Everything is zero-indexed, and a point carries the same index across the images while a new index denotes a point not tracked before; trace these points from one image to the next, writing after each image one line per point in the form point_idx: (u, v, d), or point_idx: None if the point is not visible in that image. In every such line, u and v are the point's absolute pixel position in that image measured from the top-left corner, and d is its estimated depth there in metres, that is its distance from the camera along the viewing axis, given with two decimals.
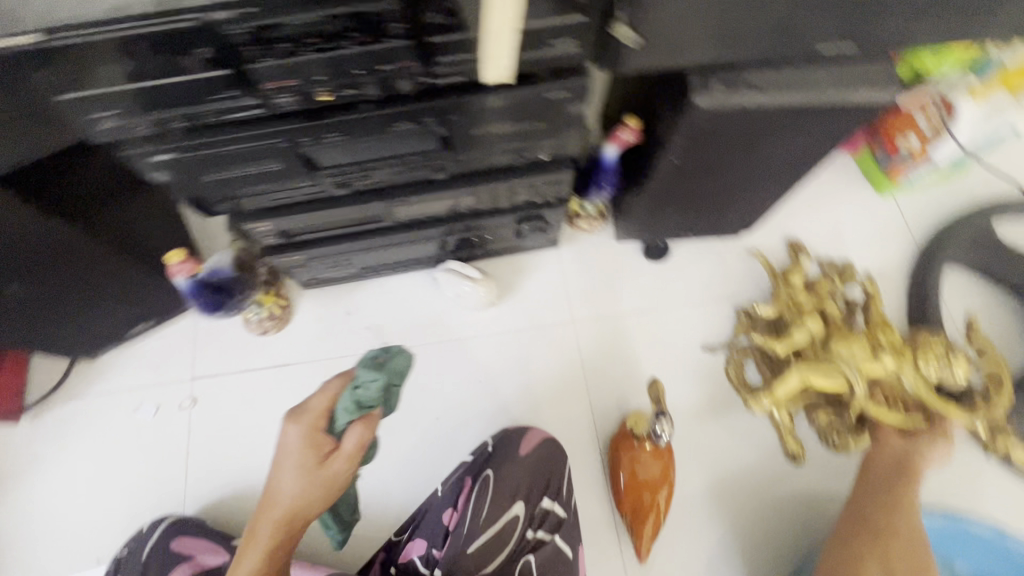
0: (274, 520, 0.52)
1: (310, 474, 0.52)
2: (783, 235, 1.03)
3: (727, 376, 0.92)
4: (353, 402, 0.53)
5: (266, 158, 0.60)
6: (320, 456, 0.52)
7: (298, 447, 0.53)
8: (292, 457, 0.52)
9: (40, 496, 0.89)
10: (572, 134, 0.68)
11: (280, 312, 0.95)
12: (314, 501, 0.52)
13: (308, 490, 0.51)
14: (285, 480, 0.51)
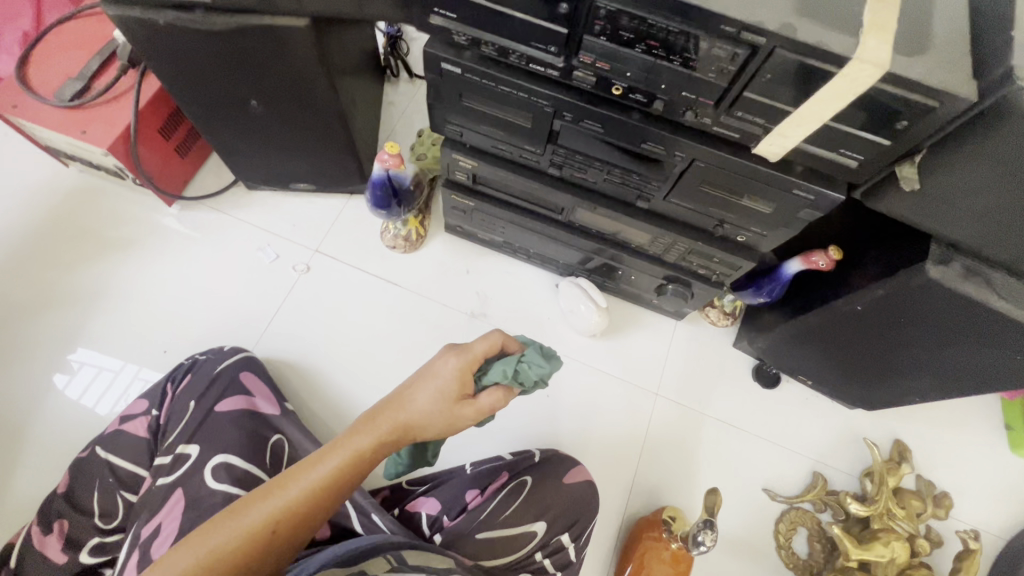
0: (399, 421, 0.55)
1: (449, 406, 0.56)
2: (897, 432, 0.97)
3: (777, 532, 0.88)
4: (512, 371, 0.60)
5: (522, 115, 0.64)
6: (460, 394, 0.57)
7: (450, 376, 0.57)
8: (439, 383, 0.57)
9: (152, 274, 0.97)
10: (782, 234, 0.68)
11: (415, 238, 1.00)
12: (438, 426, 0.56)
13: (441, 412, 0.56)
14: (424, 393, 0.56)
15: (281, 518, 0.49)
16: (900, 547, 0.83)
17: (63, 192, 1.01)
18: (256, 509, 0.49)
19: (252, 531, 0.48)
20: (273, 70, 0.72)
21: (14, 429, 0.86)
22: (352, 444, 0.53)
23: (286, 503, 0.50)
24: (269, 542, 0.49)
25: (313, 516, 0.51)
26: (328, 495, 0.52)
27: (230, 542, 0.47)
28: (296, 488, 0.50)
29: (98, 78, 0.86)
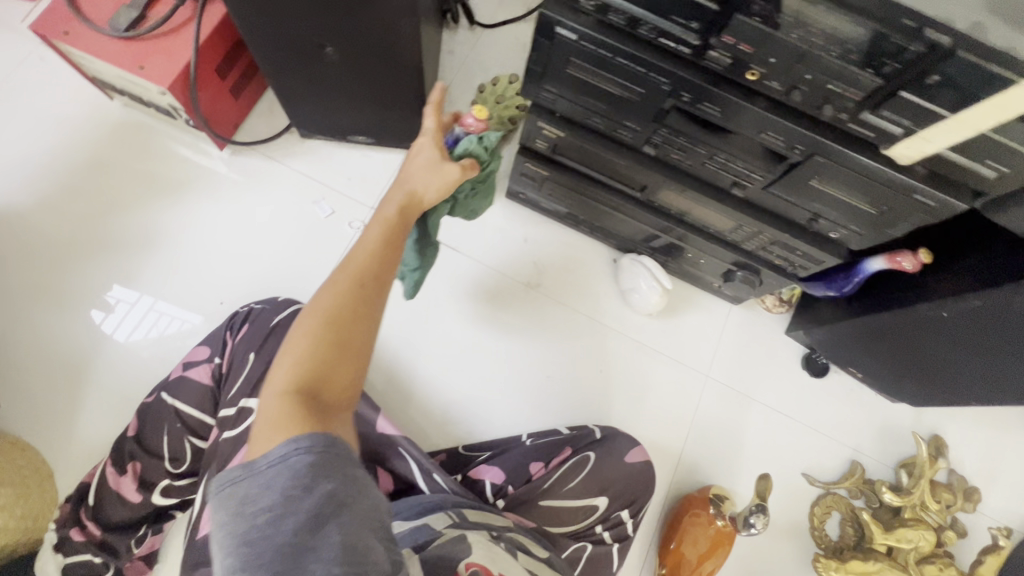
0: (408, 203, 0.61)
1: (434, 158, 0.63)
2: (936, 428, 0.99)
3: (812, 515, 0.92)
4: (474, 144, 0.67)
5: (632, 90, 0.61)
6: (443, 156, 0.63)
7: (428, 146, 0.64)
8: (424, 153, 0.64)
9: (205, 220, 0.94)
10: (884, 235, 0.66)
11: None
12: (441, 187, 0.62)
13: (435, 169, 0.62)
14: (416, 165, 0.63)
15: (353, 286, 0.53)
16: (927, 536, 0.87)
17: (111, 127, 0.96)
18: (324, 299, 0.52)
19: (330, 297, 0.52)
20: (360, 15, 0.66)
21: (73, 371, 0.86)
22: (382, 216, 0.59)
23: (346, 286, 0.53)
24: (350, 321, 0.51)
25: (376, 295, 0.54)
26: (380, 274, 0.55)
27: (317, 330, 0.50)
28: (355, 256, 0.55)
29: (154, 6, 0.80)
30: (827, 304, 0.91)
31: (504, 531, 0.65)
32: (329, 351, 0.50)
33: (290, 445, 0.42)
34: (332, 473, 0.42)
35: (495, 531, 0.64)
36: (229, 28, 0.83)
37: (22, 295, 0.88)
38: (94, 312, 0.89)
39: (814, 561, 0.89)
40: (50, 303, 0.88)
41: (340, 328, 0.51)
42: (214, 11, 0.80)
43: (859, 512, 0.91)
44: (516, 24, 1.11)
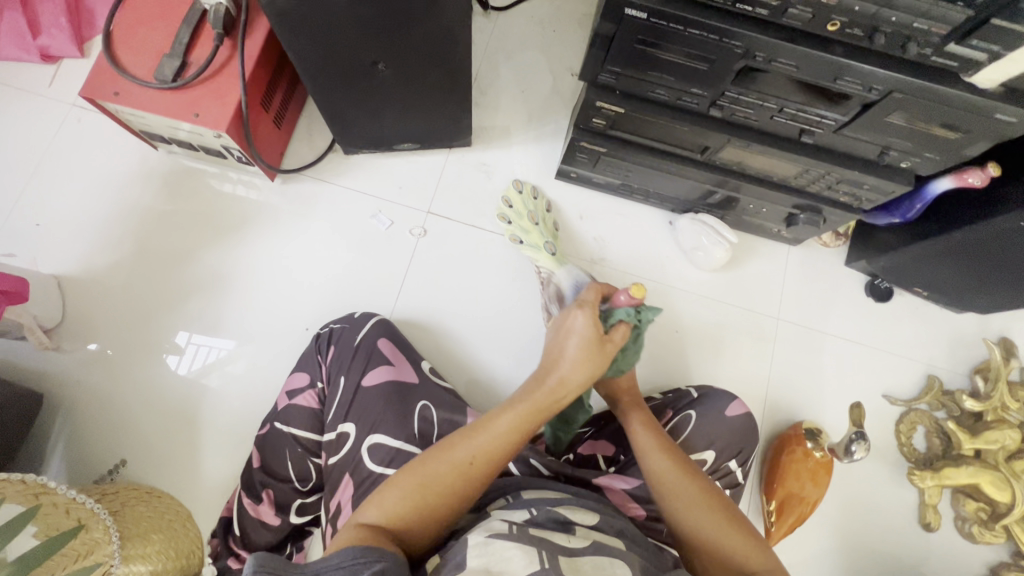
0: (554, 390, 0.62)
1: (586, 342, 0.62)
2: (1004, 331, 1.02)
3: (898, 433, 0.97)
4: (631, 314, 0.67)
5: (702, 56, 0.62)
6: (599, 334, 0.63)
7: (585, 323, 0.63)
8: (585, 339, 0.62)
9: (271, 253, 0.97)
10: (960, 157, 0.67)
11: None
12: (588, 372, 0.62)
13: (590, 359, 0.62)
14: (571, 347, 0.63)
15: (468, 462, 0.57)
16: (1011, 434, 0.91)
17: (163, 178, 0.98)
18: (446, 458, 0.57)
19: (445, 466, 0.56)
20: (413, 28, 0.67)
21: (186, 415, 0.90)
22: (528, 400, 0.61)
23: (468, 458, 0.57)
24: (451, 492, 0.56)
25: (486, 475, 0.57)
26: (502, 450, 0.58)
27: (422, 484, 0.55)
28: (483, 436, 0.58)
29: (191, 51, 0.80)
30: (887, 231, 0.93)
31: (574, 503, 0.66)
32: (421, 505, 0.54)
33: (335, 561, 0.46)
34: (371, 567, 0.45)
35: (534, 506, 0.63)
36: (265, 58, 0.83)
37: (118, 354, 0.91)
38: (168, 359, 0.92)
39: (908, 475, 0.95)
40: (145, 358, 0.92)
41: (441, 498, 0.55)
42: (250, 45, 0.81)
43: (943, 422, 0.95)
44: (530, 1, 1.09)
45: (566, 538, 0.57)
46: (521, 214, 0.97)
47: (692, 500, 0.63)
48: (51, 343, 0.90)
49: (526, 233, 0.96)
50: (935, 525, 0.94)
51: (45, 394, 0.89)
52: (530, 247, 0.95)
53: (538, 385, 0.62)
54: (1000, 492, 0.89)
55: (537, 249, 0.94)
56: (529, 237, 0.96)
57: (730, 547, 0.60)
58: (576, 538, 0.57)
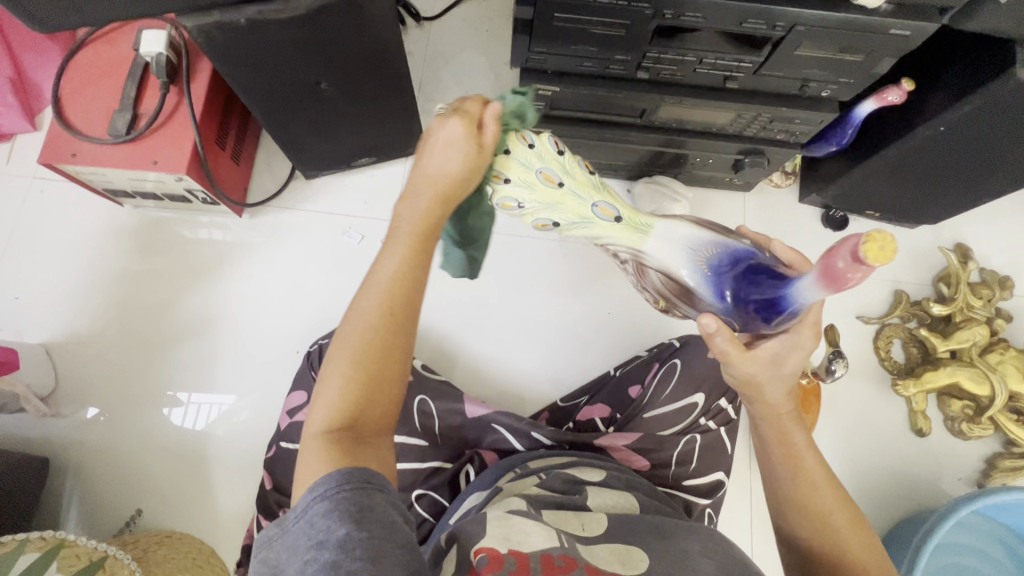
0: (442, 183, 0.49)
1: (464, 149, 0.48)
2: (958, 236, 1.07)
3: (876, 349, 1.02)
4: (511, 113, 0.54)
5: (617, 22, 0.66)
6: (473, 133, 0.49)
7: (451, 127, 0.48)
8: (452, 133, 0.48)
9: (251, 285, 0.99)
10: (872, 75, 0.72)
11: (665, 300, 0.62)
12: (471, 166, 0.49)
13: (469, 155, 0.49)
14: (443, 154, 0.48)
15: (386, 308, 0.47)
16: (981, 330, 0.95)
17: (133, 233, 1.00)
18: (352, 319, 0.47)
19: (368, 326, 0.46)
20: (346, 44, 0.71)
21: (193, 457, 0.91)
22: (406, 217, 0.49)
23: (378, 308, 0.47)
24: (375, 357, 0.46)
25: (412, 319, 0.48)
26: (408, 294, 0.48)
27: (345, 359, 0.46)
28: (382, 275, 0.48)
29: (140, 103, 0.84)
30: (829, 161, 0.98)
31: (573, 467, 0.67)
32: (365, 377, 0.46)
33: (309, 492, 0.42)
34: (353, 502, 0.41)
35: (543, 471, 0.66)
36: (212, 99, 0.86)
37: (118, 409, 0.93)
38: (167, 408, 0.93)
39: (893, 386, 0.98)
40: (144, 409, 0.93)
41: (383, 354, 0.46)
42: (195, 88, 0.84)
43: (916, 331, 1.00)
44: (459, 6, 1.12)
45: (578, 524, 0.55)
46: (530, 180, 0.54)
47: (825, 511, 0.53)
48: (49, 410, 0.91)
49: (554, 208, 0.56)
50: (927, 429, 0.98)
51: (52, 460, 0.90)
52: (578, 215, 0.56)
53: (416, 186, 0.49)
54: (980, 385, 0.93)
55: (589, 219, 0.57)
56: (561, 210, 0.56)
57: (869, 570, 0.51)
58: (590, 519, 0.56)
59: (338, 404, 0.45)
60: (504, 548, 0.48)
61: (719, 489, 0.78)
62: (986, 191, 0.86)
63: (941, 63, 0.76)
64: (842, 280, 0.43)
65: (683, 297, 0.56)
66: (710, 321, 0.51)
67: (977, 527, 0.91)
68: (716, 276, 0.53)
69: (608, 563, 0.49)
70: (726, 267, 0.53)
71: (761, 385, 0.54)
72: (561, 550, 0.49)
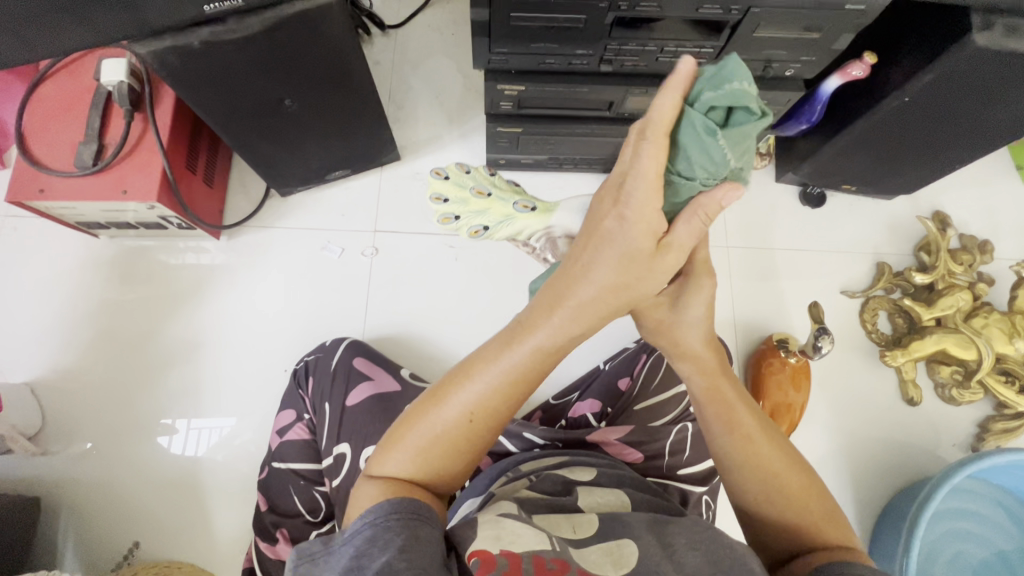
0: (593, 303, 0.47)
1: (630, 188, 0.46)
2: (935, 204, 1.08)
3: (863, 322, 1.02)
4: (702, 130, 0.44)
5: (575, 16, 0.66)
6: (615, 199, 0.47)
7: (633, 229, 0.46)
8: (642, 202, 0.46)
9: (233, 306, 0.98)
10: (833, 51, 0.72)
11: None
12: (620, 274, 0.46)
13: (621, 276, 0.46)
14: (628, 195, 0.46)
15: (473, 412, 0.46)
16: (963, 296, 0.96)
17: (110, 264, 0.99)
18: (447, 403, 0.46)
19: (451, 419, 0.46)
20: (306, 59, 0.70)
21: (187, 484, 0.91)
22: (531, 342, 0.46)
23: (467, 411, 0.46)
24: (464, 449, 0.47)
25: (493, 429, 0.48)
26: (512, 388, 0.47)
27: (427, 439, 0.46)
28: (480, 379, 0.47)
29: (105, 132, 0.83)
30: (801, 140, 0.99)
31: (565, 466, 0.67)
32: (436, 457, 0.46)
33: (360, 518, 0.43)
34: (398, 532, 0.41)
35: (534, 473, 0.66)
36: (179, 123, 0.86)
37: (108, 442, 0.92)
38: (159, 437, 0.92)
39: (881, 357, 0.99)
40: (134, 440, 0.92)
41: (460, 451, 0.47)
42: (160, 113, 0.83)
43: (900, 302, 1.00)
44: (424, 12, 1.12)
45: (570, 526, 0.55)
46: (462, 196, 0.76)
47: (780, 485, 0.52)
48: (37, 448, 0.91)
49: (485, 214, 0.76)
50: (918, 398, 0.98)
51: (44, 498, 0.89)
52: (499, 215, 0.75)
53: (557, 288, 0.48)
54: (967, 351, 0.94)
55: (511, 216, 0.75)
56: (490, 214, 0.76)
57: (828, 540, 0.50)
58: (582, 521, 0.56)
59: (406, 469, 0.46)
60: (496, 549, 0.48)
61: (715, 474, 0.78)
62: (956, 158, 0.87)
63: (904, 34, 0.76)
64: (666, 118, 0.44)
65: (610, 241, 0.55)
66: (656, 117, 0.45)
67: (976, 492, 0.91)
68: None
69: (601, 567, 0.49)
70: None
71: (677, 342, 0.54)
72: (554, 552, 0.49)
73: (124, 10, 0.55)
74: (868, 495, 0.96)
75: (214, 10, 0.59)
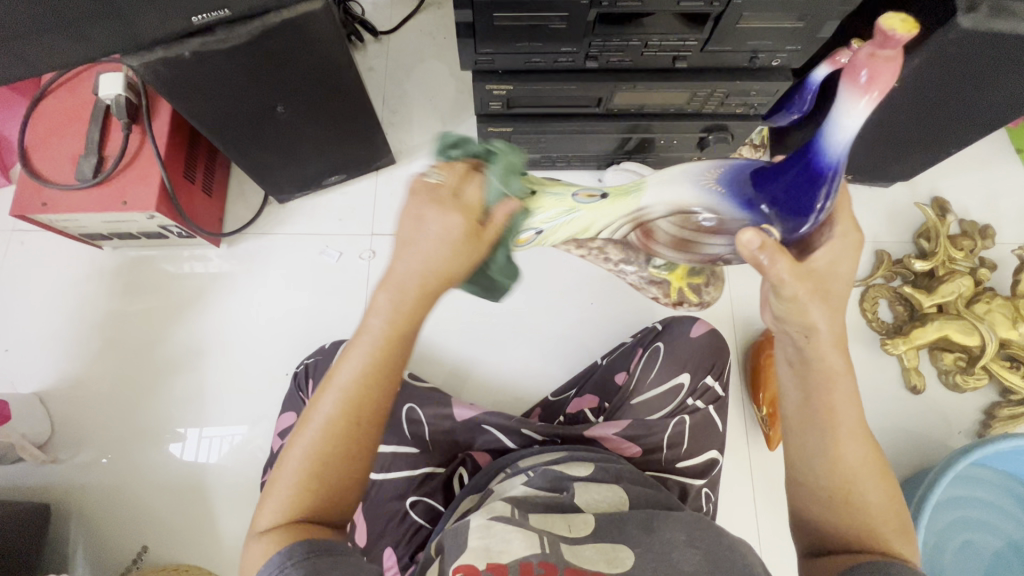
0: (397, 322, 0.47)
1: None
2: (935, 189, 1.07)
3: (863, 311, 1.01)
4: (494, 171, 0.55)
5: (557, 13, 0.67)
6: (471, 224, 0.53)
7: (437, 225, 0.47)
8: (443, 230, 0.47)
9: (234, 313, 1.00)
10: (819, 39, 0.72)
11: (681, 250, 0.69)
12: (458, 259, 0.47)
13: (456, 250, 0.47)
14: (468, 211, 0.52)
15: (343, 416, 0.46)
16: (964, 281, 0.95)
17: (114, 274, 1.01)
18: (311, 426, 0.47)
19: (324, 434, 0.46)
20: (296, 65, 0.71)
21: (193, 490, 0.92)
22: (372, 327, 0.47)
23: (338, 418, 0.46)
24: (345, 458, 0.47)
25: (368, 434, 0.48)
26: (374, 384, 0.47)
27: (302, 466, 0.46)
28: (343, 381, 0.47)
29: (105, 145, 0.85)
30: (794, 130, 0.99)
31: (558, 462, 0.67)
32: (320, 484, 0.46)
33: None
34: (293, 573, 0.42)
35: (531, 469, 0.67)
36: (176, 134, 0.87)
37: (117, 449, 0.94)
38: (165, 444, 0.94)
39: (882, 346, 0.98)
40: (142, 445, 0.94)
41: (344, 463, 0.47)
42: (157, 125, 0.85)
43: (901, 290, 0.99)
44: (414, 17, 1.13)
45: (566, 525, 0.55)
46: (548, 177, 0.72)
47: (849, 485, 0.50)
48: (48, 456, 0.93)
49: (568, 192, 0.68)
50: (921, 385, 0.97)
51: (55, 506, 0.91)
52: (561, 210, 0.64)
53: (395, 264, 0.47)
54: (971, 337, 0.93)
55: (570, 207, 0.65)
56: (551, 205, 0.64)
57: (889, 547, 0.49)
58: (578, 520, 0.56)
59: (290, 505, 0.46)
60: (483, 564, 0.48)
61: (715, 467, 0.78)
62: (951, 142, 0.87)
63: (890, 18, 0.76)
64: (867, 84, 0.48)
65: (704, 236, 0.64)
66: (749, 236, 0.49)
67: (986, 481, 0.90)
68: (730, 191, 0.61)
69: (593, 562, 0.50)
70: (734, 180, 0.61)
71: (806, 309, 0.49)
72: (542, 555, 0.49)
73: (116, 23, 0.56)
74: None
75: (203, 20, 0.60)
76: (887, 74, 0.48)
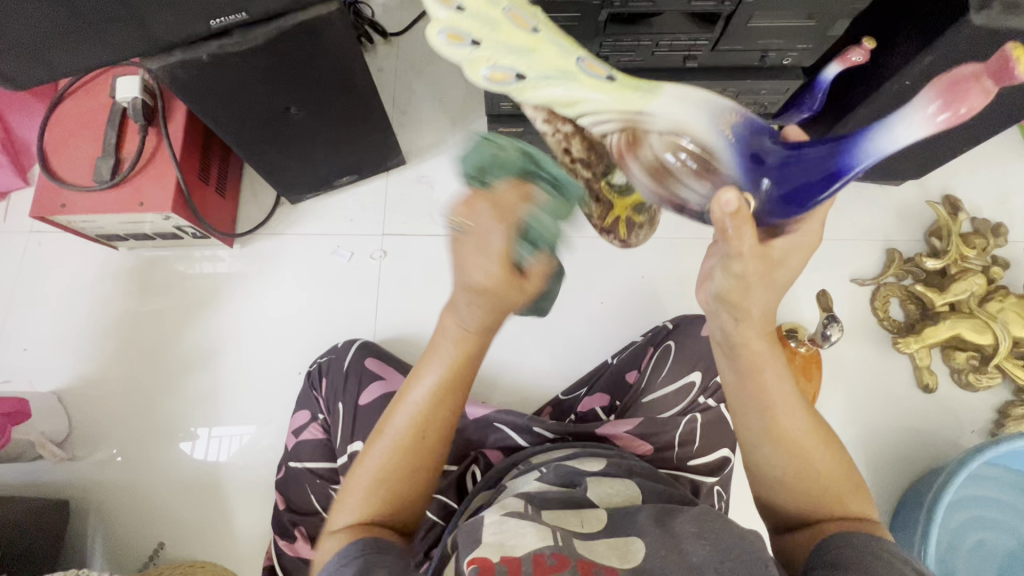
0: (462, 357, 0.49)
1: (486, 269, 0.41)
2: (946, 187, 1.06)
3: (874, 310, 1.01)
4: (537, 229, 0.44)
5: (569, 14, 0.67)
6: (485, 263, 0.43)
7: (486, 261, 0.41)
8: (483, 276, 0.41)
9: (248, 312, 1.01)
10: (830, 37, 0.72)
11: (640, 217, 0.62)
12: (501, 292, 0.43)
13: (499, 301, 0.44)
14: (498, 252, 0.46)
15: (417, 430, 0.50)
16: (977, 280, 0.94)
17: (129, 274, 1.03)
18: (386, 436, 0.51)
19: (396, 445, 0.50)
20: (310, 67, 0.72)
21: (208, 486, 0.93)
22: (441, 357, 0.50)
23: (410, 430, 0.51)
24: (413, 468, 0.51)
25: (437, 447, 0.52)
26: (444, 406, 0.51)
27: (374, 473, 0.50)
28: (414, 401, 0.51)
29: (122, 148, 0.86)
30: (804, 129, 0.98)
31: (570, 458, 0.68)
32: (391, 490, 0.51)
33: (326, 573, 0.46)
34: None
35: (544, 465, 0.67)
36: (191, 136, 0.89)
37: (132, 446, 0.95)
38: (180, 442, 0.95)
39: (894, 344, 0.98)
40: (157, 443, 0.95)
41: (413, 471, 0.51)
42: (173, 127, 0.87)
43: (912, 288, 0.99)
44: (424, 19, 1.14)
45: (579, 521, 0.55)
46: (492, 18, 0.43)
47: (834, 470, 0.52)
48: (65, 454, 0.94)
49: (528, 57, 0.44)
50: (934, 384, 0.97)
51: (73, 502, 0.93)
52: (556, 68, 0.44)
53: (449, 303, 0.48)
54: (984, 335, 0.92)
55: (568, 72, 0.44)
56: (535, 59, 0.44)
57: (852, 511, 0.51)
58: (591, 516, 0.56)
59: (361, 509, 0.50)
60: (496, 557, 0.48)
61: (727, 465, 0.78)
62: (962, 141, 0.86)
63: (903, 16, 0.76)
64: (947, 105, 0.36)
65: (691, 175, 0.42)
66: (732, 197, 0.38)
67: (995, 479, 0.89)
68: (742, 142, 0.42)
69: (606, 559, 0.50)
70: (754, 134, 0.42)
71: (747, 296, 0.44)
72: (554, 548, 0.49)
73: (137, 27, 0.57)
74: (884, 482, 0.95)
75: (221, 24, 0.61)
76: (969, 91, 0.36)
